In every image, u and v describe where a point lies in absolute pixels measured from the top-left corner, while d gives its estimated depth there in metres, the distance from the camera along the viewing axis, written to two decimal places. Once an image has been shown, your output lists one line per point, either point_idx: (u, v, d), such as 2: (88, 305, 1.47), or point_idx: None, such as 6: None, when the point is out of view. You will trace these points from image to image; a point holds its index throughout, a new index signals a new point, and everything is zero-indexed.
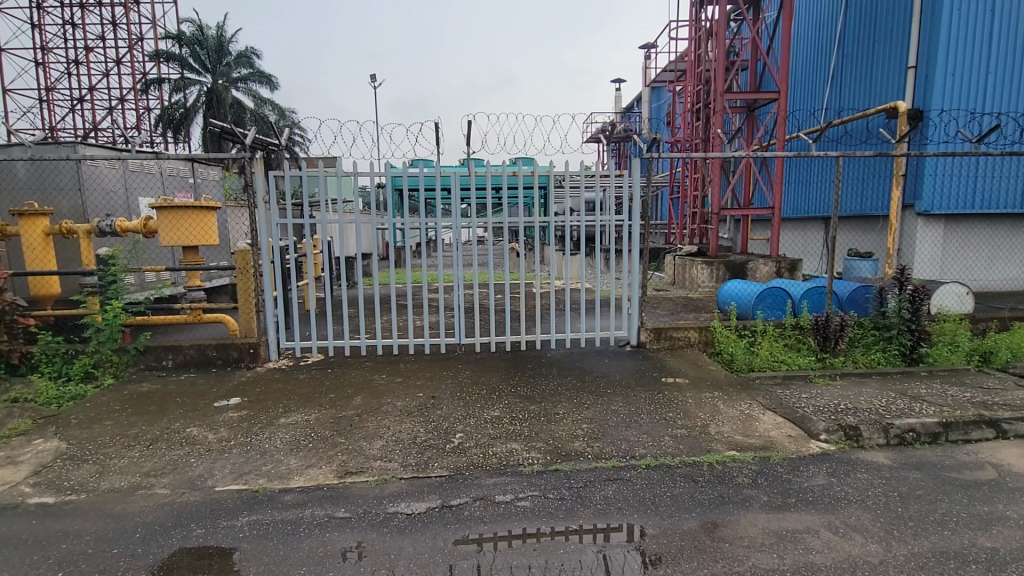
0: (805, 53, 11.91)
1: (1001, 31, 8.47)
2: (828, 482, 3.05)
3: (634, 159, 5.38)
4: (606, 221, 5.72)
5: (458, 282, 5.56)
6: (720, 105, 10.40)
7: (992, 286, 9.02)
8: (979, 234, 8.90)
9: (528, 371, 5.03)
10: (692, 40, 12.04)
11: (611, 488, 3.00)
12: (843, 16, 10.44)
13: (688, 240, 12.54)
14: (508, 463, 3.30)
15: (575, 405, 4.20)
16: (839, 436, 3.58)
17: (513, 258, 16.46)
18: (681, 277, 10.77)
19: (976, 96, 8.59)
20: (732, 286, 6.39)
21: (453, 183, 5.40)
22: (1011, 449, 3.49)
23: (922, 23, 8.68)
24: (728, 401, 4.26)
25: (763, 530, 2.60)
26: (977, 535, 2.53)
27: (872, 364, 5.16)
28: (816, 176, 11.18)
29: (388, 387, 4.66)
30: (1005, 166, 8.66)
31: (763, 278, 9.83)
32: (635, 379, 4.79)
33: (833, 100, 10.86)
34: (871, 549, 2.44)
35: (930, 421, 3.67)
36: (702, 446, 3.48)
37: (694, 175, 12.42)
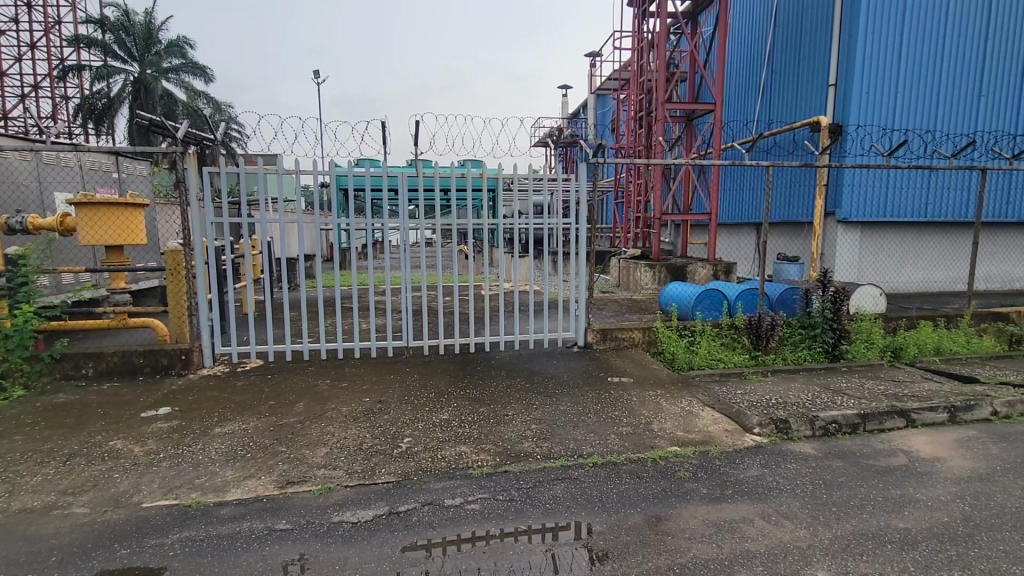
0: (738, 66, 12.54)
1: (909, 55, 9.30)
2: (761, 473, 3.24)
3: (581, 164, 5.42)
4: (553, 224, 5.75)
5: (406, 283, 5.40)
6: (661, 114, 10.81)
7: (900, 286, 9.88)
8: (891, 239, 9.71)
9: (477, 373, 5.03)
10: (635, 50, 12.43)
11: (560, 487, 3.05)
12: (772, 34, 11.11)
13: (632, 243, 12.95)
14: (456, 466, 3.29)
15: (524, 406, 4.24)
16: (770, 429, 3.81)
17: (462, 260, 16.48)
18: (625, 279, 11.10)
19: (889, 113, 9.39)
20: (672, 288, 6.66)
21: (400, 184, 5.21)
22: (919, 437, 3.84)
23: (841, 45, 9.40)
24: (669, 398, 4.43)
25: (703, 521, 2.72)
26: (893, 517, 2.76)
27: (799, 361, 5.52)
28: (749, 184, 11.84)
29: (332, 392, 4.52)
30: (913, 178, 9.50)
31: (700, 280, 10.27)
32: (583, 379, 4.89)
33: (763, 112, 11.53)
34: (800, 534, 2.61)
35: (851, 412, 3.98)
36: (646, 443, 3.61)
37: (637, 181, 12.85)
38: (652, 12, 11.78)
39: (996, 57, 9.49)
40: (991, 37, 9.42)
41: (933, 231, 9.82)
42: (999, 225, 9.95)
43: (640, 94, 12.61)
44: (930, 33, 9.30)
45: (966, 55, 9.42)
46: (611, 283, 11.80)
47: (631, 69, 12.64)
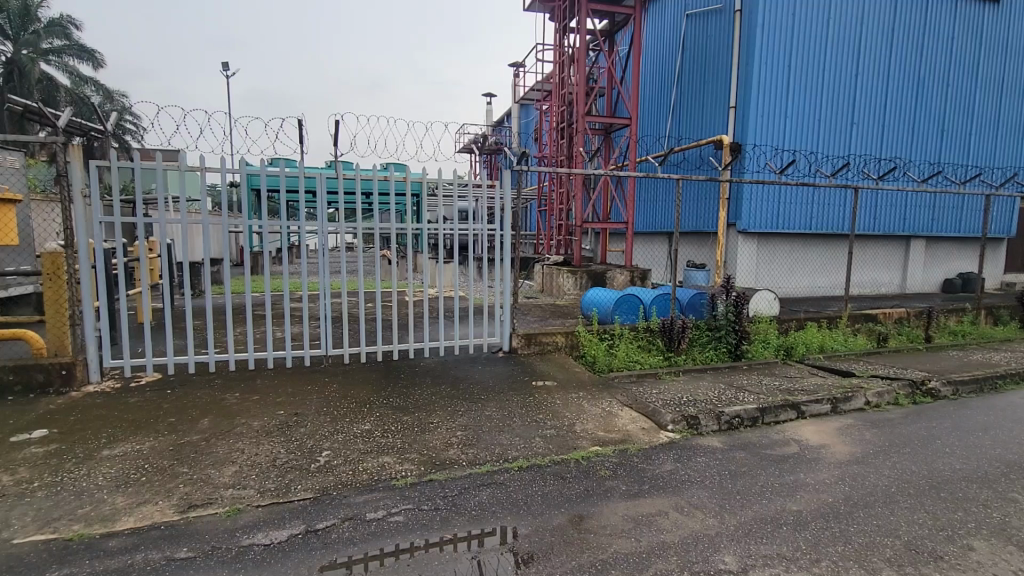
0: (650, 83, 13.30)
1: (797, 83, 10.37)
2: (674, 467, 3.45)
3: (505, 170, 5.46)
4: (478, 229, 5.72)
5: (324, 290, 5.16)
6: (582, 126, 11.22)
7: (790, 292, 10.93)
8: (782, 249, 10.74)
9: (401, 381, 4.92)
10: (556, 63, 12.82)
11: (485, 493, 3.05)
12: (681, 55, 11.91)
13: (555, 250, 13.29)
14: (379, 478, 3.19)
15: (449, 413, 4.21)
16: (682, 426, 4.07)
17: (384, 266, 16.11)
18: (549, 285, 11.37)
19: (780, 134, 10.42)
20: (593, 294, 6.90)
21: (319, 185, 4.96)
22: (808, 427, 4.27)
23: (739, 71, 10.31)
24: (591, 400, 4.60)
25: (623, 517, 2.85)
26: (787, 501, 3.04)
27: (707, 361, 5.94)
28: (661, 196, 12.58)
29: (242, 406, 4.22)
30: (800, 194, 10.57)
31: (619, 286, 10.75)
32: (507, 384, 4.94)
33: (673, 128, 12.30)
34: (709, 523, 2.80)
35: (751, 407, 4.34)
36: (570, 444, 3.71)
37: (559, 190, 13.23)
38: (572, 28, 12.22)
39: (864, 91, 10.85)
40: (861, 74, 10.75)
41: (817, 242, 10.99)
42: (869, 238, 11.36)
43: (561, 106, 13.00)
44: (813, 66, 10.43)
45: (842, 86, 10.67)
46: (534, 288, 12.05)
47: (552, 81, 13.01)
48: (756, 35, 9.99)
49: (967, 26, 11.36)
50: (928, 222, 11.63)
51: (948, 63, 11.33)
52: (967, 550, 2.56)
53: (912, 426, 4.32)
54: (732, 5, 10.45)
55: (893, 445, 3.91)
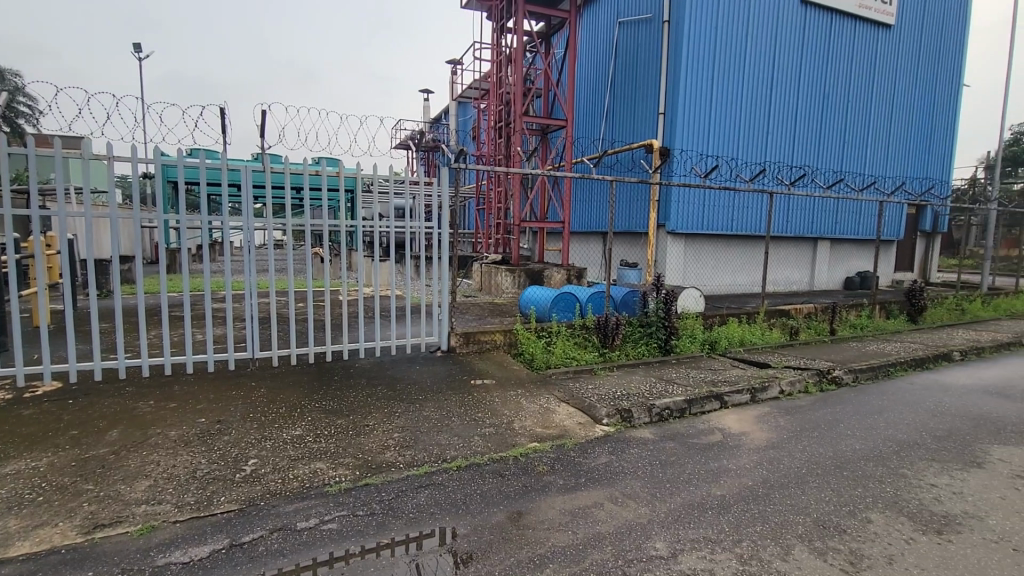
0: (585, 87, 13.63)
1: (719, 92, 11.00)
2: (609, 460, 3.56)
3: (443, 168, 5.34)
4: (415, 227, 5.60)
5: (250, 289, 4.88)
6: (519, 126, 11.30)
7: (714, 290, 11.59)
8: (706, 250, 11.38)
9: (334, 383, 4.76)
10: (494, 63, 12.83)
11: (423, 495, 3.01)
12: (614, 60, 12.29)
13: (493, 249, 13.33)
14: (311, 485, 3.07)
15: (385, 414, 4.12)
16: (616, 419, 4.22)
17: (317, 264, 15.50)
18: (487, 283, 11.38)
19: (704, 141, 11.03)
20: (531, 292, 6.98)
21: (244, 179, 4.68)
22: (730, 416, 4.56)
23: (668, 79, 10.81)
24: (529, 397, 4.66)
25: (560, 510, 2.91)
26: (712, 486, 3.23)
27: (639, 356, 6.18)
28: (596, 196, 12.93)
29: (158, 415, 3.91)
30: (723, 197, 11.24)
31: (556, 285, 10.90)
32: (445, 383, 4.90)
33: (607, 130, 12.67)
34: (641, 512, 2.92)
35: (679, 399, 4.57)
36: (508, 441, 3.74)
37: (498, 189, 13.28)
38: (509, 28, 12.29)
39: (778, 102, 11.69)
40: (775, 87, 11.58)
41: (737, 243, 11.72)
42: (783, 239, 12.29)
43: (499, 105, 13.04)
44: (733, 77, 11.10)
45: (759, 97, 11.45)
46: (472, 287, 12.01)
47: (490, 80, 13.01)
48: (682, 46, 10.50)
49: (864, 46, 12.50)
50: (833, 224, 12.74)
51: (849, 79, 12.44)
52: (865, 523, 2.83)
53: (820, 412, 4.71)
54: (661, 15, 10.90)
55: (803, 429, 4.25)
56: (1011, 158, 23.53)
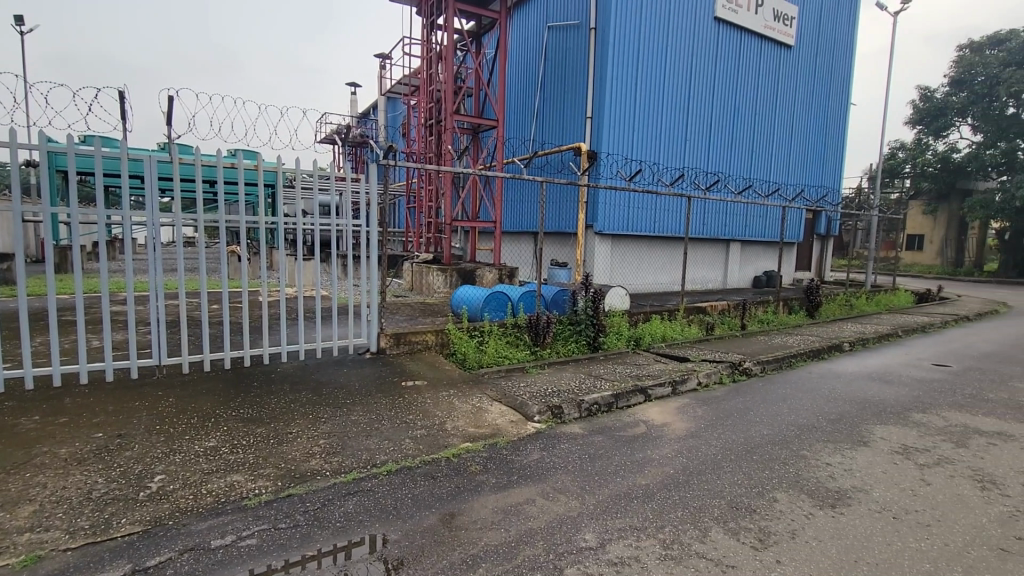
0: (515, 88, 13.75)
1: (642, 99, 11.53)
2: (541, 456, 3.63)
3: (372, 164, 5.14)
4: (341, 225, 5.37)
5: (155, 290, 4.47)
6: (450, 124, 11.20)
7: (638, 288, 12.12)
8: (631, 250, 11.87)
9: (253, 390, 4.48)
10: (424, 59, 12.64)
11: (351, 503, 2.91)
12: (543, 63, 12.51)
13: (424, 248, 13.14)
14: (227, 499, 2.87)
15: (310, 421, 3.93)
16: (547, 416, 4.30)
17: (234, 263, 14.54)
18: (418, 283, 11.20)
19: (629, 146, 11.51)
20: (462, 292, 6.96)
21: (147, 170, 4.28)
22: (653, 408, 4.80)
23: (595, 84, 11.15)
24: (461, 396, 4.64)
25: (492, 509, 2.92)
26: (637, 476, 3.37)
27: (569, 353, 6.34)
28: (526, 197, 13.10)
29: (46, 431, 3.50)
30: (646, 200, 11.79)
31: (487, 284, 10.90)
32: (374, 386, 4.76)
33: (537, 131, 12.87)
34: (571, 505, 2.99)
35: (607, 394, 4.73)
36: (440, 443, 3.70)
37: (428, 187, 13.10)
38: (440, 25, 12.16)
39: (695, 111, 12.43)
40: (692, 97, 12.30)
41: (660, 243, 12.33)
42: (700, 241, 13.08)
43: (429, 102, 12.85)
44: (655, 86, 11.66)
45: (678, 105, 12.10)
46: (403, 288, 11.76)
47: (420, 76, 12.80)
48: (608, 53, 10.89)
49: (770, 63, 13.57)
50: (743, 227, 13.75)
51: (756, 93, 13.46)
52: (772, 502, 3.08)
53: (733, 402, 5.06)
54: (588, 22, 11.23)
55: (718, 418, 4.56)
56: (889, 171, 26.45)
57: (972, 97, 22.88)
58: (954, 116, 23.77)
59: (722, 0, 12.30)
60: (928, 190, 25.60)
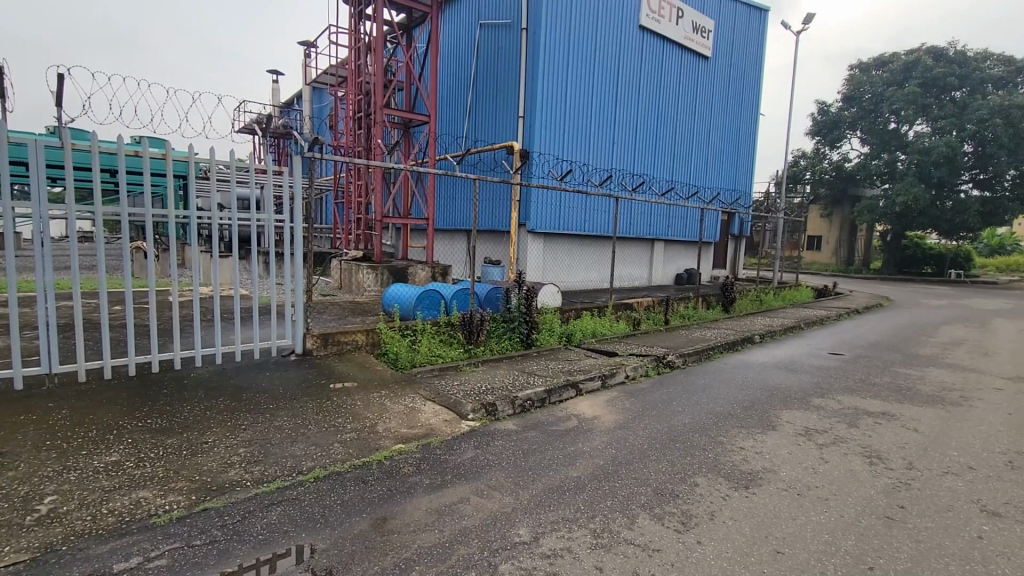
0: (447, 84, 13.60)
1: (573, 101, 11.81)
2: (475, 454, 3.63)
3: (296, 156, 4.88)
4: (262, 220, 5.05)
5: (44, 289, 4.00)
6: (379, 118, 10.88)
7: (570, 285, 12.41)
8: (562, 248, 12.14)
9: (162, 398, 4.13)
10: (352, 49, 12.20)
11: (275, 513, 2.77)
12: (476, 60, 12.47)
13: (353, 245, 12.71)
14: (133, 518, 2.63)
15: (228, 429, 3.69)
16: (481, 414, 4.30)
17: (139, 260, 13.34)
18: (347, 281, 10.82)
19: (560, 146, 11.74)
20: (394, 290, 6.80)
21: (33, 156, 3.82)
22: (584, 402, 4.94)
23: (527, 84, 11.27)
24: (393, 397, 4.54)
25: (426, 510, 2.88)
26: (569, 469, 3.46)
27: (502, 350, 6.38)
28: (459, 194, 13.04)
29: None
30: (576, 199, 12.10)
31: (420, 281, 10.68)
32: (301, 390, 4.54)
33: (470, 129, 12.82)
34: (505, 501, 3.02)
35: (540, 389, 4.81)
36: (371, 445, 3.60)
37: (357, 182, 12.68)
38: (368, 15, 11.77)
39: (622, 115, 12.90)
40: (619, 101, 12.76)
41: (590, 242, 12.70)
42: (627, 240, 13.61)
43: (358, 94, 12.42)
44: (584, 89, 11.98)
45: (606, 108, 12.51)
46: (331, 286, 11.32)
47: (348, 67, 12.34)
48: (539, 54, 11.06)
49: (689, 72, 14.35)
50: (666, 227, 14.46)
51: (677, 100, 14.19)
52: (693, 486, 3.27)
53: (658, 393, 5.32)
54: (519, 22, 11.34)
55: (645, 409, 4.77)
56: (792, 177, 28.77)
57: (862, 112, 25.59)
58: (846, 129, 26.24)
59: (646, 10, 12.85)
60: (825, 196, 28.13)
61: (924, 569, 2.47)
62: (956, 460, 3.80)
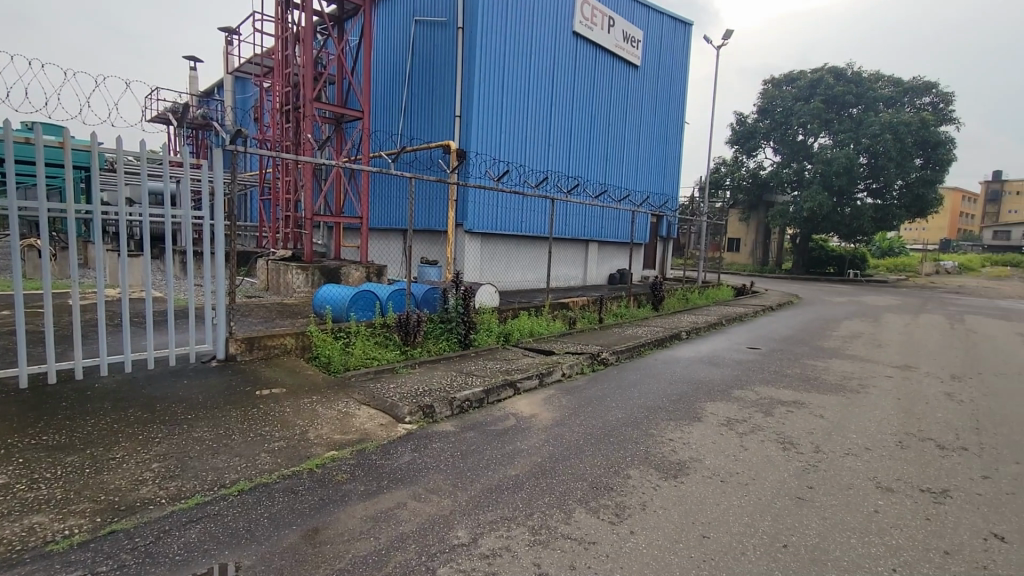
0: (381, 79, 13.27)
1: (509, 103, 11.90)
2: (412, 458, 3.56)
3: (216, 149, 4.56)
4: (178, 217, 4.68)
5: None
6: (309, 112, 10.42)
7: (507, 285, 12.50)
8: (500, 248, 12.20)
9: (60, 411, 3.74)
10: (279, 38, 11.61)
11: (194, 530, 2.59)
12: (411, 57, 12.26)
13: (281, 244, 12.10)
14: (25, 547, 2.36)
15: (139, 443, 3.39)
16: (418, 416, 4.24)
17: (32, 260, 12.00)
18: (275, 282, 10.29)
19: (496, 147, 11.78)
20: (325, 291, 6.55)
21: None
22: (522, 400, 4.99)
23: (463, 84, 11.24)
24: (325, 403, 4.36)
25: (360, 518, 2.79)
26: (507, 468, 3.48)
27: (440, 351, 6.31)
28: (395, 193, 12.76)
29: None
30: (513, 200, 12.20)
31: (354, 282, 10.34)
32: (223, 398, 4.26)
33: (405, 127, 12.58)
34: (444, 504, 2.99)
35: (478, 390, 4.81)
36: (301, 454, 3.45)
37: (286, 178, 12.09)
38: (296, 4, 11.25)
39: (556, 118, 13.15)
40: (554, 104, 13.00)
41: (527, 242, 12.84)
42: (562, 241, 13.89)
43: (285, 86, 11.83)
44: (520, 91, 12.11)
45: (541, 110, 12.70)
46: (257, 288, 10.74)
47: (274, 57, 11.73)
48: (476, 55, 11.07)
49: (620, 79, 14.88)
50: (600, 229, 14.91)
51: (609, 106, 14.68)
52: (626, 478, 3.39)
53: (593, 390, 5.47)
54: (455, 21, 11.27)
55: (580, 406, 4.89)
56: (714, 183, 30.56)
57: (774, 124, 27.54)
58: (760, 139, 28.21)
59: (579, 17, 13.18)
60: (743, 201, 30.11)
61: (829, 543, 2.70)
62: (855, 442, 4.19)
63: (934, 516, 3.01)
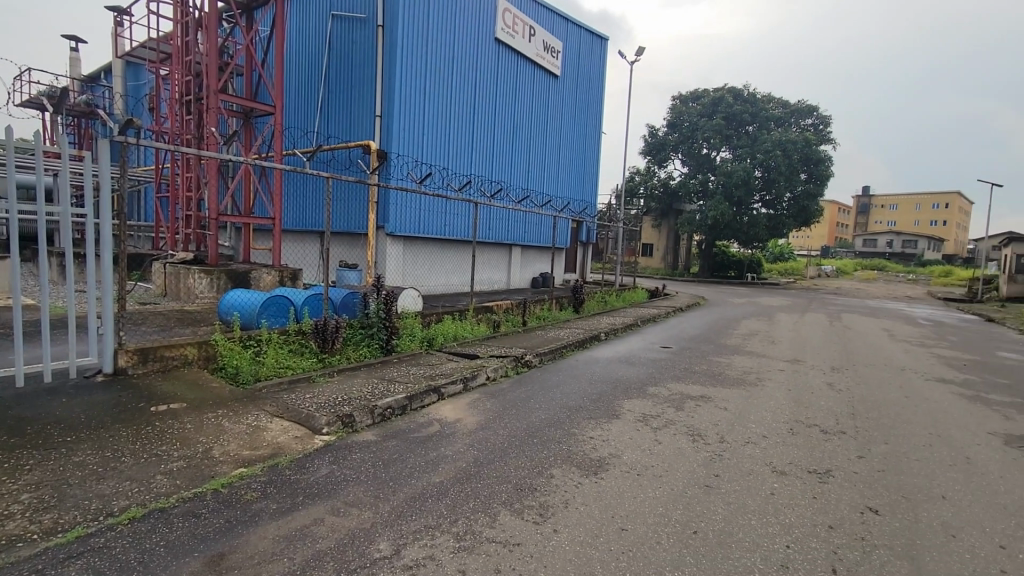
0: (295, 74, 12.62)
1: (431, 105, 11.78)
2: (331, 470, 3.40)
3: (102, 139, 4.13)
4: (54, 213, 4.15)
5: None
6: (214, 104, 9.66)
7: (430, 289, 12.34)
8: (423, 252, 12.02)
9: None
10: (177, 23, 10.68)
11: (74, 567, 2.30)
12: (327, 52, 11.77)
13: (181, 246, 11.12)
14: None
15: (4, 472, 2.96)
16: (337, 426, 4.06)
17: None
18: (174, 287, 9.44)
19: (418, 149, 11.60)
20: (233, 296, 6.11)
21: None
22: (446, 406, 4.94)
23: (383, 83, 10.97)
24: (233, 417, 4.06)
25: (273, 539, 2.62)
26: (431, 475, 3.42)
27: (360, 358, 6.08)
28: (310, 193, 12.17)
29: None
30: (435, 203, 12.08)
31: (265, 286, 9.72)
32: (111, 416, 3.83)
33: (322, 125, 12.04)
34: (365, 517, 2.88)
35: (401, 397, 4.68)
36: (205, 473, 3.18)
37: (186, 174, 11.15)
38: None
39: (479, 122, 13.20)
40: (476, 109, 13.04)
41: (450, 246, 12.75)
42: (485, 245, 13.95)
43: (186, 75, 10.90)
44: (442, 93, 12.03)
45: (463, 113, 12.68)
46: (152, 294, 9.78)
47: (173, 43, 10.78)
48: (396, 54, 10.85)
49: (541, 88, 15.22)
50: (522, 233, 15.13)
51: (530, 113, 14.97)
52: (549, 478, 3.46)
53: (516, 392, 5.53)
54: (374, 19, 10.99)
55: (505, 409, 4.93)
56: (629, 191, 32.14)
57: (682, 138, 29.46)
58: (670, 151, 30.10)
59: (501, 24, 13.35)
60: (655, 209, 31.93)
61: (734, 526, 2.92)
62: (755, 431, 4.57)
63: (820, 494, 3.36)
